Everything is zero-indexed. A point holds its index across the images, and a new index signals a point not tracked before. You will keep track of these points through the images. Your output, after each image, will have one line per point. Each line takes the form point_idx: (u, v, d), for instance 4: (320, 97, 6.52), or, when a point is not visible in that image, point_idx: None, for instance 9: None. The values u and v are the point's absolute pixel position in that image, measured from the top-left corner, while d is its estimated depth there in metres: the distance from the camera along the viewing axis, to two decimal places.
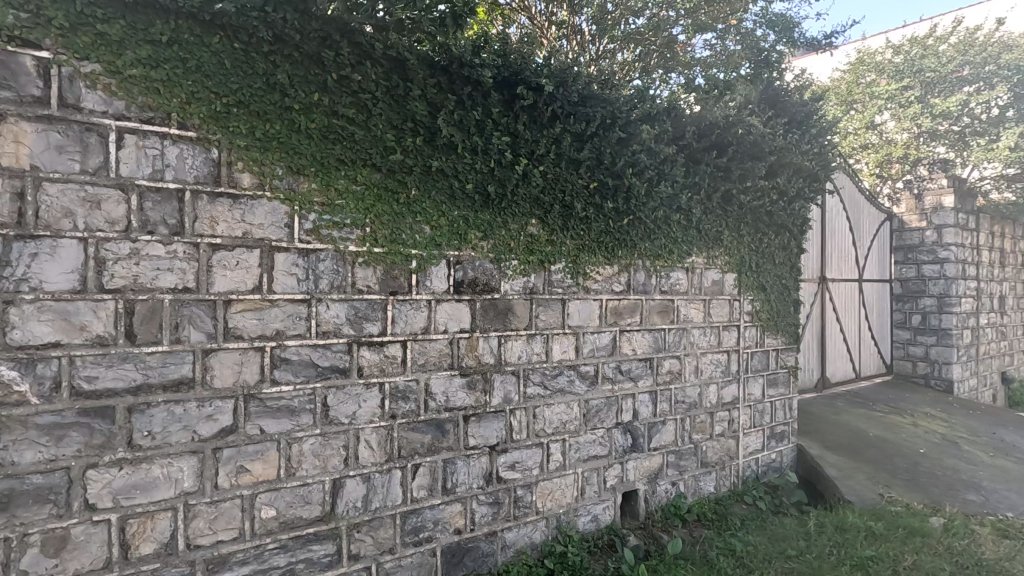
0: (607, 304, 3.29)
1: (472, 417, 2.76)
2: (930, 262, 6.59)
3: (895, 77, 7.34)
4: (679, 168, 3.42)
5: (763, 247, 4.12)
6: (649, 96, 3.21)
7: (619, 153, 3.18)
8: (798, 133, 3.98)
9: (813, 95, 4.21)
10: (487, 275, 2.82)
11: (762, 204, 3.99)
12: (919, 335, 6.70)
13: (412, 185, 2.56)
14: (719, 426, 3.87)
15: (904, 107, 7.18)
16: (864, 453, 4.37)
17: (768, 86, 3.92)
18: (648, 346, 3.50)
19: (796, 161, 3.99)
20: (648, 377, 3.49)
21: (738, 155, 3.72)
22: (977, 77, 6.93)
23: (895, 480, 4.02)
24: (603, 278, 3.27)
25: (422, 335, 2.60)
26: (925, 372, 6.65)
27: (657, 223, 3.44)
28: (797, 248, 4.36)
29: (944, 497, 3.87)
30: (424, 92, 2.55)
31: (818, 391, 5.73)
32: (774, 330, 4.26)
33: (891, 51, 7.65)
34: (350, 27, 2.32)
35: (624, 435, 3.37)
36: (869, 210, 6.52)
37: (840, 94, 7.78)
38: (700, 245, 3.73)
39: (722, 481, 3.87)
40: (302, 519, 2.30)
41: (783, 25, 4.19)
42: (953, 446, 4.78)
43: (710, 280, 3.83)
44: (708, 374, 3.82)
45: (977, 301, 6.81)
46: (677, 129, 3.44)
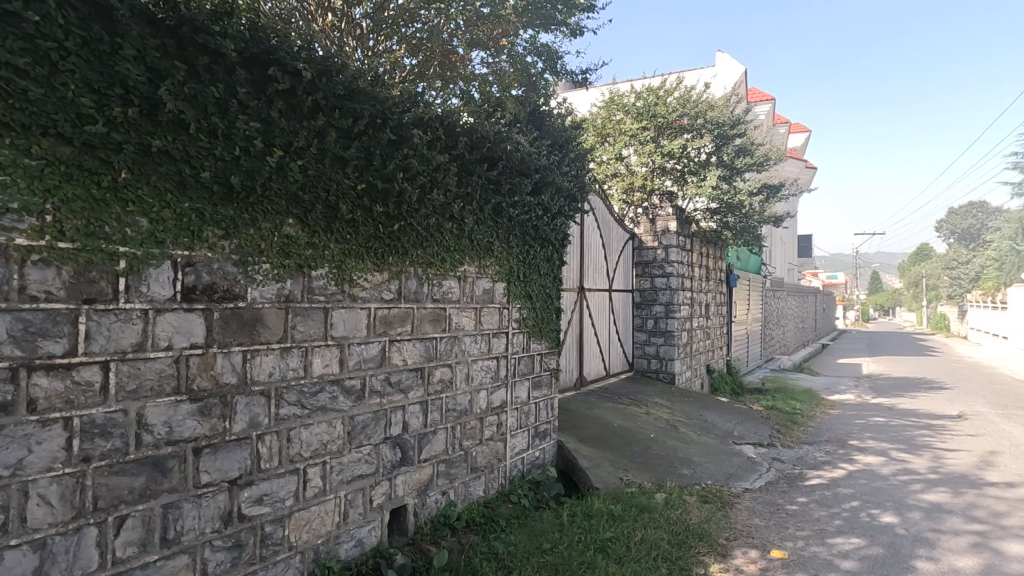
0: (376, 313, 3.12)
1: (207, 448, 2.32)
2: (660, 275, 7.90)
3: (637, 118, 8.67)
4: (451, 177, 3.44)
5: (529, 258, 4.40)
6: (421, 101, 3.14)
7: (390, 156, 3.04)
8: (559, 155, 4.36)
9: (572, 123, 4.67)
10: (230, 279, 2.42)
11: (529, 218, 4.26)
12: (652, 336, 7.97)
13: (121, 166, 2.04)
14: (488, 430, 3.99)
15: (643, 144, 8.52)
16: (609, 443, 4.96)
17: (534, 110, 4.21)
18: (420, 355, 3.42)
19: (557, 180, 4.36)
20: (419, 387, 3.41)
21: (506, 170, 3.91)
22: (692, 126, 8.55)
23: (631, 464, 4.65)
24: (371, 285, 3.09)
25: (133, 353, 2.09)
26: (656, 367, 7.93)
27: (429, 230, 3.40)
28: (559, 260, 4.77)
29: (667, 474, 4.61)
30: (141, 55, 2.06)
31: (576, 389, 6.38)
32: (538, 336, 4.58)
33: (634, 96, 8.97)
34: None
35: (393, 449, 3.22)
36: (616, 229, 7.54)
37: (597, 127, 8.90)
38: (472, 255, 3.81)
39: (490, 483, 3.99)
40: None
41: (547, 55, 4.55)
42: (674, 429, 5.75)
43: (481, 288, 3.94)
44: (478, 381, 3.90)
45: (691, 308, 8.38)
46: (450, 137, 3.45)
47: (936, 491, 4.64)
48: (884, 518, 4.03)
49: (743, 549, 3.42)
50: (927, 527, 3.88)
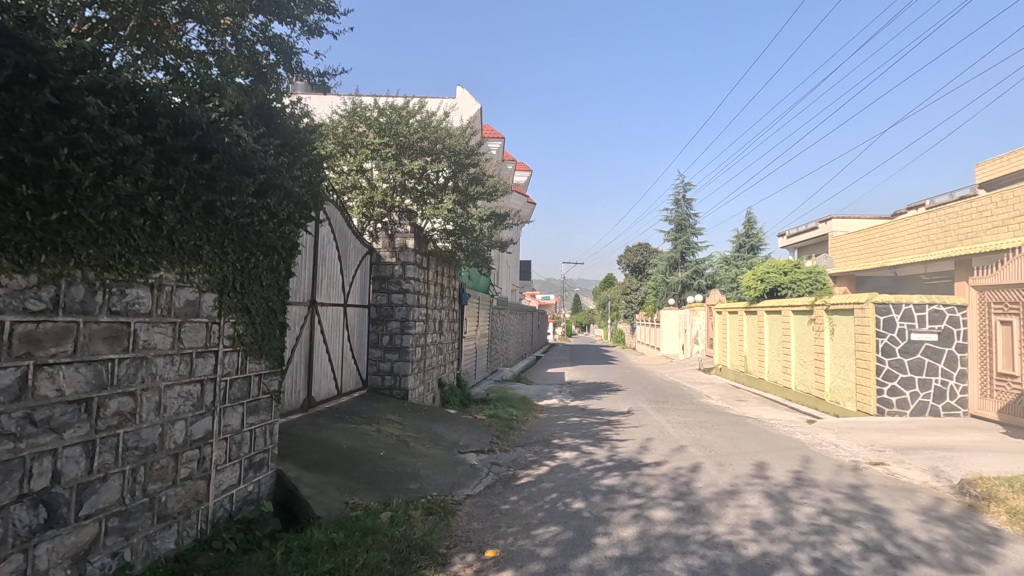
0: (14, 329, 2.35)
1: None
2: (396, 291, 7.96)
3: (379, 133, 8.66)
4: (148, 163, 2.79)
5: (249, 268, 3.90)
6: (100, 65, 2.55)
7: (51, 124, 2.35)
8: (290, 157, 3.97)
9: (308, 126, 4.35)
10: None
11: (251, 223, 3.78)
12: (387, 352, 7.93)
13: None
14: (185, 469, 3.36)
15: (384, 160, 8.54)
16: (336, 466, 4.71)
17: (261, 105, 3.79)
18: (87, 383, 2.70)
19: (287, 184, 3.96)
20: (82, 425, 2.67)
21: (224, 165, 3.40)
22: (432, 150, 8.90)
23: (358, 485, 4.50)
24: (7, 289, 2.33)
25: None
26: (390, 383, 7.90)
27: (109, 225, 2.71)
28: (285, 272, 4.35)
29: (394, 491, 4.59)
30: None
31: (302, 411, 5.90)
32: (257, 355, 4.07)
33: (377, 110, 8.93)
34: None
35: (32, 509, 2.44)
36: (354, 243, 7.35)
37: (337, 136, 8.60)
38: (173, 259, 3.19)
39: (185, 532, 3.35)
40: None
41: (281, 48, 4.18)
42: (404, 444, 5.79)
43: (183, 299, 3.34)
44: (175, 411, 3.27)
45: (425, 324, 8.65)
46: (145, 115, 2.85)
47: (612, 476, 5.69)
48: (576, 504, 4.75)
49: (461, 555, 3.60)
50: (604, 506, 4.71)
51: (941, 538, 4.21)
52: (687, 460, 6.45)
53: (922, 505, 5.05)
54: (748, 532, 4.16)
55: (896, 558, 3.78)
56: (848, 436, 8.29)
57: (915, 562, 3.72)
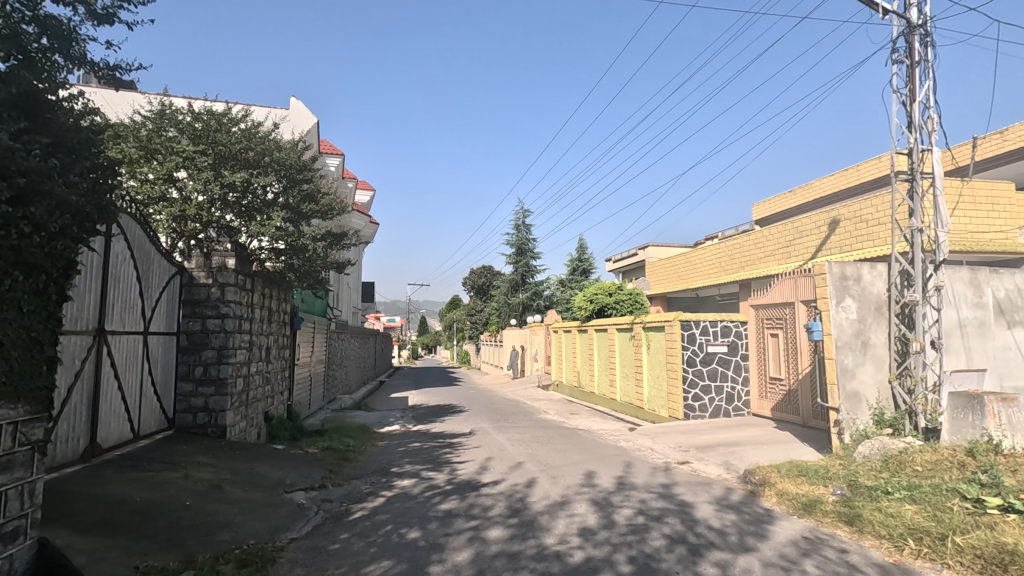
0: None
1: None
2: (212, 316, 7.09)
3: (193, 140, 7.76)
4: None
5: (4, 291, 3.14)
6: None
7: None
8: (65, 160, 3.39)
9: (93, 129, 3.76)
10: None
11: (7, 237, 3.06)
12: (200, 386, 6.96)
13: None
14: None
15: (199, 170, 7.61)
16: (121, 525, 4.01)
17: (20, 99, 3.18)
18: None
19: (61, 192, 3.30)
20: None
21: None
22: (259, 162, 8.07)
23: (151, 545, 3.89)
24: None
25: None
26: (203, 421, 6.94)
27: None
28: (56, 296, 3.60)
29: (200, 545, 4.07)
30: None
31: (83, 463, 4.87)
32: (10, 399, 3.26)
33: (191, 115, 8.00)
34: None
35: None
36: (160, 262, 6.42)
37: (139, 140, 7.56)
38: None
39: None
40: None
41: (58, 33, 3.47)
42: (216, 490, 5.14)
43: None
44: None
45: (248, 352, 7.82)
46: None
47: (449, 500, 5.64)
48: (410, 534, 4.60)
49: None
50: (440, 533, 4.64)
51: (730, 523, 4.88)
52: (523, 476, 6.67)
53: (715, 496, 5.83)
54: (575, 540, 4.40)
55: (694, 546, 4.29)
56: (662, 440, 9.30)
57: (710, 548, 4.26)
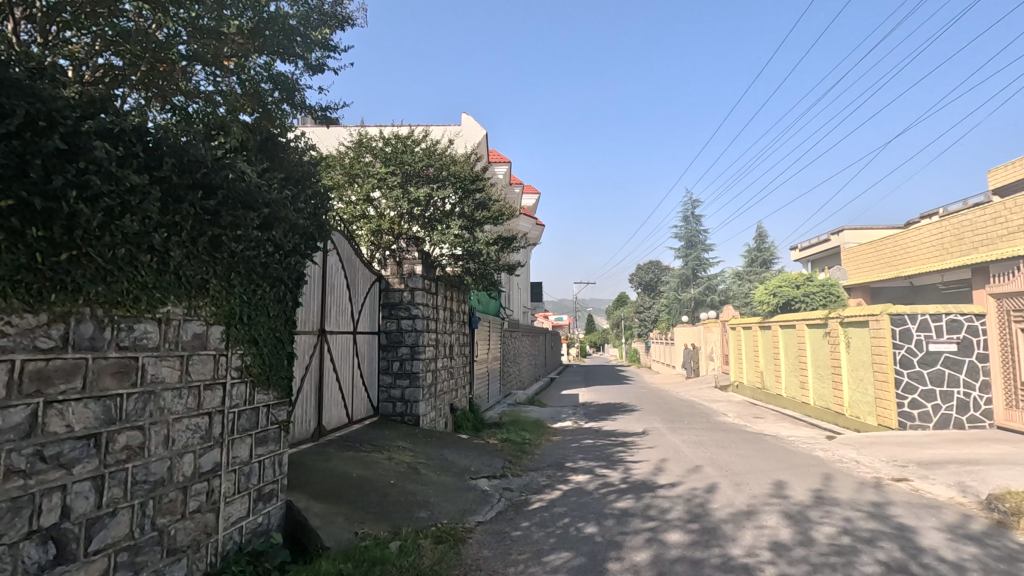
0: (22, 367, 2.39)
1: None
2: (405, 317, 7.95)
3: (385, 162, 8.80)
4: (154, 202, 2.89)
5: (257, 299, 3.92)
6: (108, 108, 2.68)
7: (60, 168, 2.43)
8: (294, 190, 4.11)
9: (311, 160, 4.50)
10: None
11: (257, 256, 3.83)
12: (397, 379, 7.87)
13: None
14: (194, 501, 3.37)
15: (391, 189, 8.62)
16: (343, 496, 4.74)
17: (264, 142, 3.95)
18: (95, 418, 2.73)
19: (292, 217, 4.06)
20: (91, 460, 2.70)
21: (228, 200, 3.47)
22: (438, 177, 8.88)
23: (366, 515, 4.53)
24: (18, 328, 2.38)
25: None
26: (401, 410, 7.84)
27: (117, 263, 2.77)
28: (292, 302, 4.38)
29: (403, 520, 4.62)
30: None
31: (313, 441, 5.83)
32: (264, 386, 4.08)
33: (382, 141, 9.10)
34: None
35: (43, 546, 2.48)
36: (362, 271, 7.35)
37: (345, 168, 8.82)
38: (181, 293, 3.25)
39: (194, 565, 3.35)
40: None
41: (284, 85, 4.30)
42: (414, 471, 5.80)
43: (191, 332, 3.38)
44: (183, 443, 3.28)
45: (435, 349, 8.61)
46: (151, 156, 2.95)
47: (625, 499, 5.59)
48: (588, 529, 4.66)
49: None
50: (618, 531, 4.63)
51: (970, 557, 4.07)
52: (702, 480, 6.34)
53: (947, 522, 4.90)
54: (765, 555, 4.06)
55: None
56: (870, 451, 8.09)
57: None
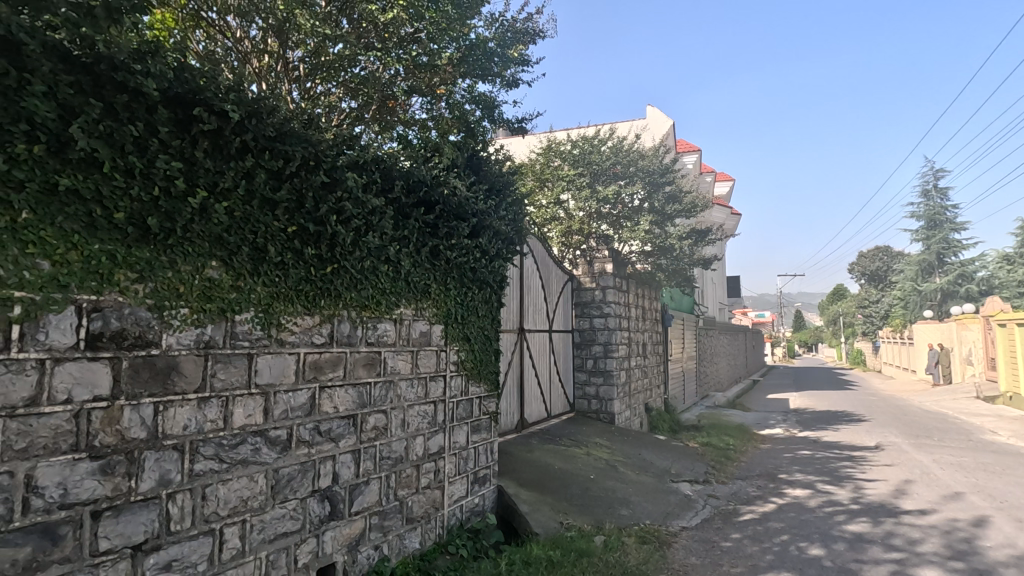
0: (305, 358, 2.99)
1: (107, 512, 2.12)
2: (598, 316, 7.97)
3: (573, 164, 9.00)
4: (388, 220, 3.40)
5: (467, 300, 4.33)
6: (353, 145, 3.12)
7: (324, 198, 2.98)
8: (496, 200, 4.44)
9: (509, 169, 4.83)
10: (142, 325, 2.26)
11: (467, 261, 4.24)
12: (592, 376, 7.97)
13: (21, 206, 1.90)
14: (425, 478, 3.86)
15: (580, 190, 8.78)
16: (547, 486, 4.99)
17: (471, 158, 4.34)
18: (352, 402, 3.29)
19: (495, 224, 4.41)
20: (351, 436, 3.27)
21: (443, 214, 3.91)
22: (626, 174, 8.99)
23: (570, 506, 4.70)
24: (301, 329, 2.97)
25: (24, 409, 1.91)
26: (596, 407, 7.93)
27: (364, 272, 3.32)
28: (497, 302, 4.75)
29: (605, 515, 4.69)
30: (52, 90, 1.95)
31: (517, 432, 6.21)
32: (477, 379, 4.49)
33: (570, 144, 9.34)
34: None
35: (322, 503, 3.07)
36: (556, 271, 7.57)
37: (536, 173, 9.11)
38: (409, 297, 3.74)
39: (426, 534, 3.84)
40: None
41: (485, 104, 4.71)
42: (613, 469, 5.84)
43: (418, 331, 3.85)
44: (415, 427, 3.78)
45: (629, 347, 8.52)
46: (386, 180, 3.44)
47: (858, 521, 4.87)
48: (812, 551, 4.18)
49: None
50: (851, 557, 4.05)
51: None
52: (965, 510, 5.21)
53: None
54: None
55: None
56: None
57: None
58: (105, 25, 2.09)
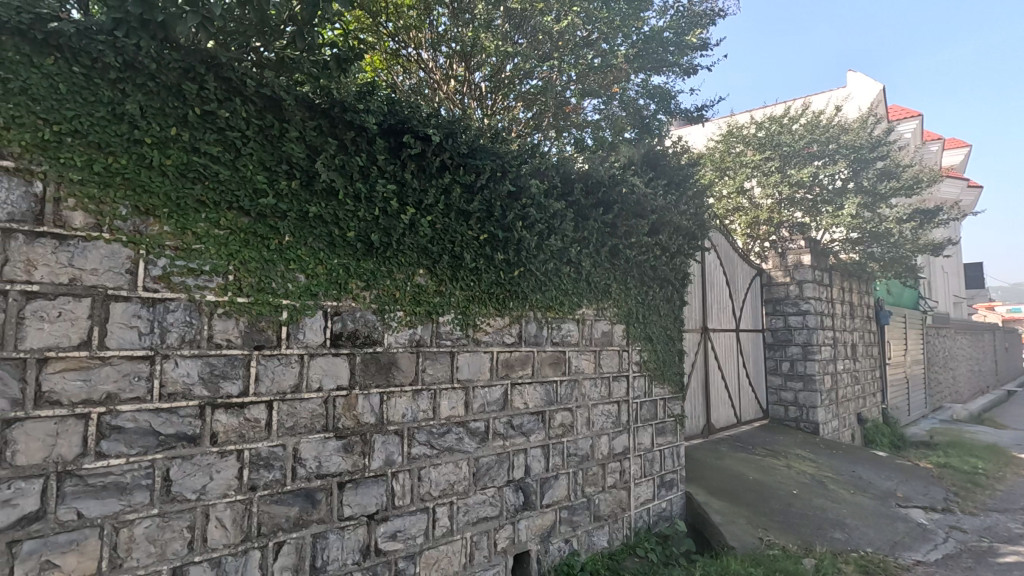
0: (498, 357, 3.21)
1: (349, 483, 2.52)
2: (795, 314, 7.18)
3: (758, 149, 8.24)
4: (569, 223, 3.48)
5: (649, 299, 4.25)
6: (536, 153, 3.26)
7: (510, 206, 3.18)
8: (676, 194, 4.27)
9: (689, 160, 4.60)
10: (370, 326, 2.64)
11: (647, 259, 4.14)
12: (789, 381, 7.20)
13: (285, 231, 2.35)
14: (611, 478, 3.86)
15: (767, 176, 8.01)
16: (743, 497, 4.64)
17: (647, 153, 4.24)
18: (541, 399, 3.44)
19: (676, 219, 4.25)
20: (540, 431, 3.43)
21: (622, 213, 3.88)
22: (823, 153, 7.90)
23: (771, 522, 4.31)
24: (494, 329, 3.20)
25: (291, 394, 2.36)
26: (795, 415, 7.15)
27: (547, 274, 3.46)
28: (679, 301, 4.56)
29: (814, 536, 4.21)
30: (302, 135, 2.39)
31: (704, 437, 5.88)
32: (660, 380, 4.36)
33: (754, 127, 8.58)
34: (101, 34, 1.92)
35: (516, 493, 3.26)
36: (743, 266, 7.01)
37: (715, 162, 8.59)
38: (591, 297, 3.79)
39: (614, 534, 3.83)
40: None
41: (660, 96, 4.57)
42: (820, 486, 5.22)
43: (600, 331, 3.88)
44: (600, 426, 3.81)
45: (834, 349, 7.52)
46: (566, 184, 3.53)
47: None
48: None
49: None
50: None
51: None
52: None
53: None
54: None
55: None
56: None
57: None
58: (336, 75, 2.48)
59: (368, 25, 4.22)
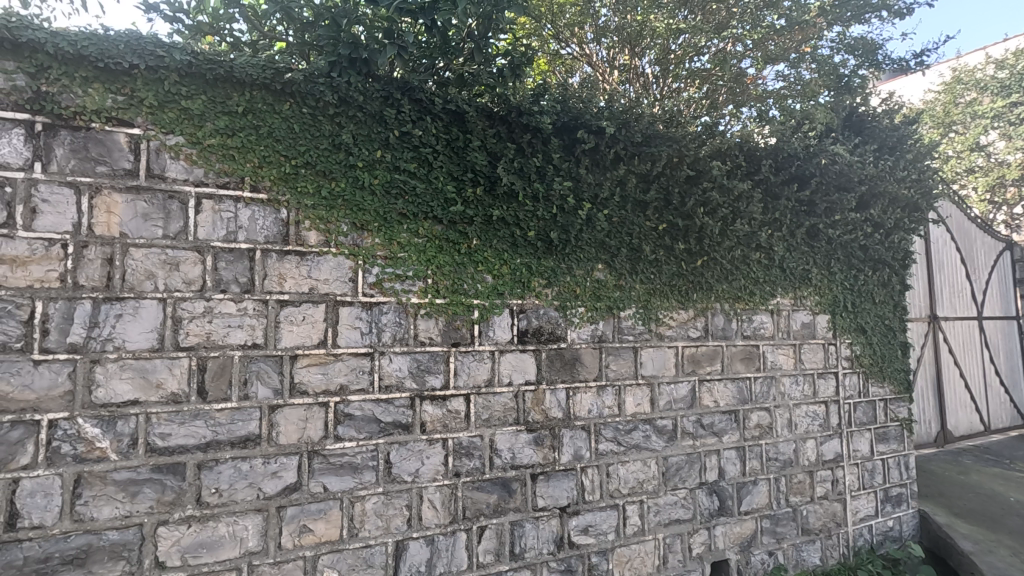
0: (683, 351, 3.04)
1: (542, 475, 2.60)
2: None
3: (1000, 93, 6.65)
4: (757, 204, 3.17)
5: (859, 285, 3.69)
6: (718, 132, 3.02)
7: (689, 192, 3.00)
8: (891, 159, 3.64)
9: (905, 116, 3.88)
10: (553, 323, 2.69)
11: (856, 238, 3.59)
12: None
13: (472, 235, 2.51)
14: (820, 488, 3.42)
15: (1015, 124, 6.43)
16: (1002, 522, 3.77)
17: (848, 116, 3.69)
18: (733, 397, 3.19)
19: (892, 189, 3.61)
20: (734, 432, 3.17)
21: (822, 187, 3.42)
22: None
23: None
24: (678, 323, 3.04)
25: (485, 388, 2.50)
26: None
27: (735, 263, 3.19)
28: (899, 285, 3.88)
29: None
30: (483, 143, 2.53)
31: (938, 446, 4.92)
32: (879, 378, 3.76)
33: (994, 65, 6.94)
34: (321, 77, 2.22)
35: (710, 497, 3.06)
36: (984, 239, 5.72)
37: (936, 117, 7.27)
38: (787, 285, 3.40)
39: (829, 551, 3.40)
40: (373, 568, 2.24)
41: (864, 48, 3.93)
42: None
43: (800, 322, 3.46)
44: (804, 429, 3.40)
45: None
46: (751, 162, 3.22)
47: None
48: None
49: None
50: None
51: None
52: None
53: None
54: None
55: None
56: None
57: None
58: (510, 81, 2.64)
59: (531, 31, 4.34)
